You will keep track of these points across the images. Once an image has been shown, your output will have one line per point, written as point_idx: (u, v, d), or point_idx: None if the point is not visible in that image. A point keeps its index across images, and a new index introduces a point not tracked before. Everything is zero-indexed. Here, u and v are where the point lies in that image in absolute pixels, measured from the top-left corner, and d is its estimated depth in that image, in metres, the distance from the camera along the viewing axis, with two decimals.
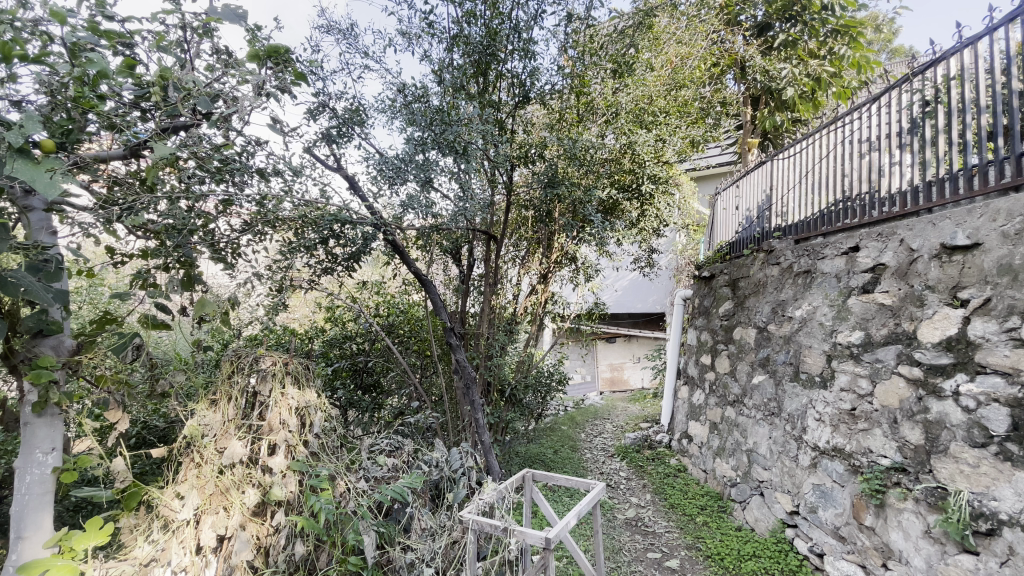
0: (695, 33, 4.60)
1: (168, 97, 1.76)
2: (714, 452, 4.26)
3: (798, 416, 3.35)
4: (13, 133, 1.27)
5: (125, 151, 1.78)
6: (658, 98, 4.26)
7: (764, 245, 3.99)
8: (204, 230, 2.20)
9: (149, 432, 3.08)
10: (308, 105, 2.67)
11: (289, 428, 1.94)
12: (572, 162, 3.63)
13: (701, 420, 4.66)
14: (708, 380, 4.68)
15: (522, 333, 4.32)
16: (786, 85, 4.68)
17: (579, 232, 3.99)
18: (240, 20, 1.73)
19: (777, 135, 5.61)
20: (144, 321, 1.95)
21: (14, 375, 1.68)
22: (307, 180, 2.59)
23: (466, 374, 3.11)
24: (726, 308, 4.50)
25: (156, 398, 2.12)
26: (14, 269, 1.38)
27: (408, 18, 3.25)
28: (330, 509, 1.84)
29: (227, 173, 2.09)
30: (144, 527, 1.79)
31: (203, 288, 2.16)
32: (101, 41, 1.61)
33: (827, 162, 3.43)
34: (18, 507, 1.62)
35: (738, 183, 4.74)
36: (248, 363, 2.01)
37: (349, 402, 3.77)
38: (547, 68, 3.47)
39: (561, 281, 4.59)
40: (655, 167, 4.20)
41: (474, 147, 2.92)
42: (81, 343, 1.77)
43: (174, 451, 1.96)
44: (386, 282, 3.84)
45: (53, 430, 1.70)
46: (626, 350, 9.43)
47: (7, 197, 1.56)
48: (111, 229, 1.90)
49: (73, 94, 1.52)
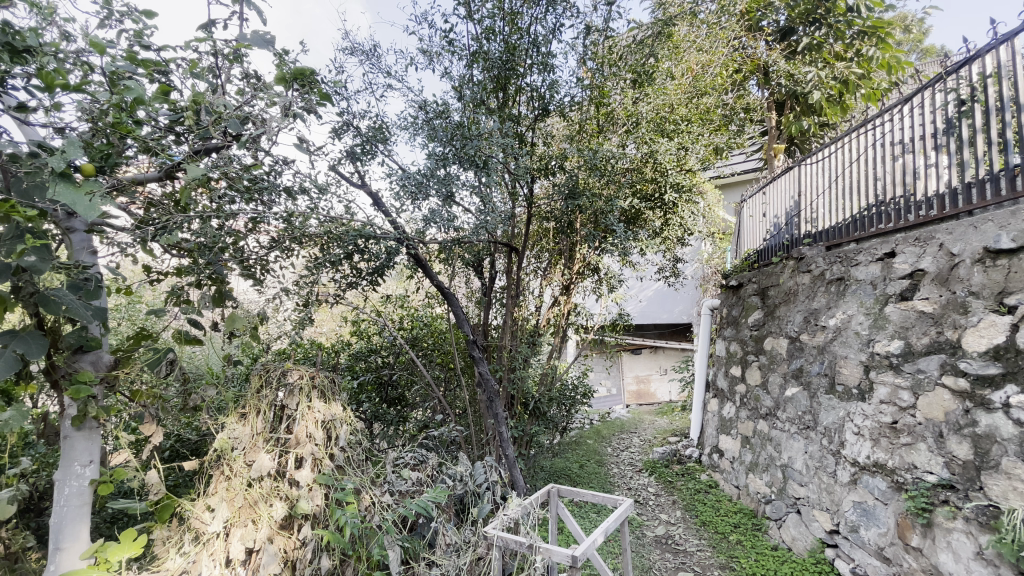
0: (716, 40, 4.49)
1: (200, 121, 1.84)
2: (748, 467, 4.12)
3: (835, 430, 3.21)
4: (56, 158, 1.32)
5: (160, 174, 1.86)
6: (680, 106, 4.20)
7: (794, 252, 3.87)
8: (234, 248, 2.27)
9: (181, 445, 3.11)
10: (333, 124, 2.77)
11: (315, 441, 1.96)
12: (592, 173, 3.59)
13: (732, 433, 4.52)
14: (739, 392, 4.54)
15: (545, 345, 4.26)
16: (812, 88, 4.62)
17: (602, 242, 3.94)
18: (268, 45, 1.81)
19: (804, 139, 5.50)
20: (177, 337, 1.99)
21: (55, 390, 1.74)
22: (332, 198, 2.60)
23: (490, 387, 3.03)
24: (755, 317, 4.38)
25: (188, 411, 2.17)
26: (57, 288, 1.44)
27: (429, 37, 3.33)
28: (355, 522, 1.85)
29: (256, 193, 2.24)
30: (176, 539, 1.84)
31: (234, 304, 2.19)
32: (138, 69, 1.70)
33: (858, 166, 3.32)
34: (57, 519, 1.67)
35: (764, 190, 4.64)
36: (276, 377, 2.04)
37: (374, 416, 3.80)
38: (567, 80, 3.48)
39: (585, 292, 4.46)
40: (678, 176, 4.18)
41: (495, 161, 2.94)
42: (118, 358, 1.83)
43: (205, 464, 2.00)
44: (410, 295, 3.90)
45: (90, 443, 1.76)
46: (652, 362, 9.29)
47: (51, 220, 1.63)
48: (147, 248, 1.99)
49: (112, 120, 1.60)
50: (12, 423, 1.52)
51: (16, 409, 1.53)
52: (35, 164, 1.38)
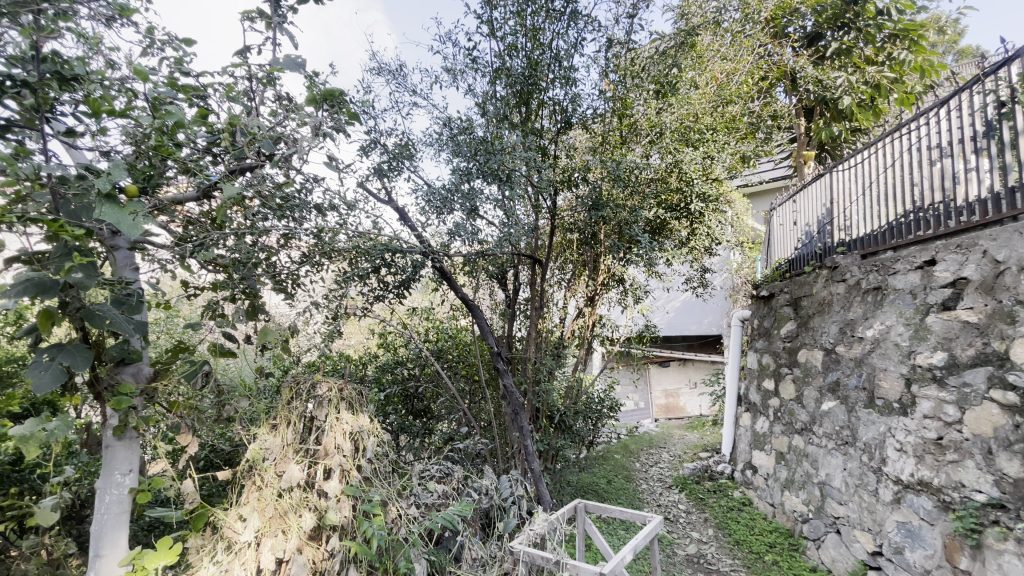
0: (741, 48, 4.37)
1: (236, 142, 1.92)
2: (783, 484, 3.97)
3: (876, 446, 3.08)
4: (102, 180, 1.40)
5: (198, 193, 1.94)
6: (704, 115, 4.17)
7: (827, 261, 3.76)
8: (267, 263, 2.34)
9: (215, 455, 3.18)
10: (360, 143, 2.84)
11: (343, 453, 1.99)
12: (616, 184, 3.58)
13: (766, 449, 4.37)
14: (772, 406, 4.40)
15: (570, 357, 4.24)
16: (841, 94, 4.52)
17: (626, 253, 3.90)
18: (299, 68, 1.94)
19: (835, 145, 5.38)
20: (213, 350, 2.05)
21: (98, 401, 1.82)
22: (361, 214, 2.66)
23: (514, 400, 3.01)
24: (788, 328, 4.26)
25: (222, 422, 2.23)
26: (102, 303, 1.51)
27: (453, 55, 3.40)
28: (382, 535, 1.86)
29: (288, 210, 2.25)
30: (210, 548, 1.88)
31: (266, 317, 2.26)
32: (178, 95, 1.80)
33: (893, 172, 3.21)
34: (97, 526, 1.74)
35: (795, 198, 4.53)
36: (305, 389, 2.08)
37: (401, 427, 3.83)
38: (589, 93, 3.47)
39: (610, 303, 4.42)
40: (704, 186, 4.14)
41: (518, 175, 2.96)
42: (157, 370, 1.91)
43: (238, 475, 2.05)
44: (435, 308, 3.94)
45: (131, 453, 1.83)
46: (681, 375, 9.10)
47: (97, 238, 1.72)
48: (185, 264, 2.08)
49: (155, 143, 1.69)
50: (57, 434, 1.57)
51: (62, 419, 1.57)
52: (83, 186, 1.47)
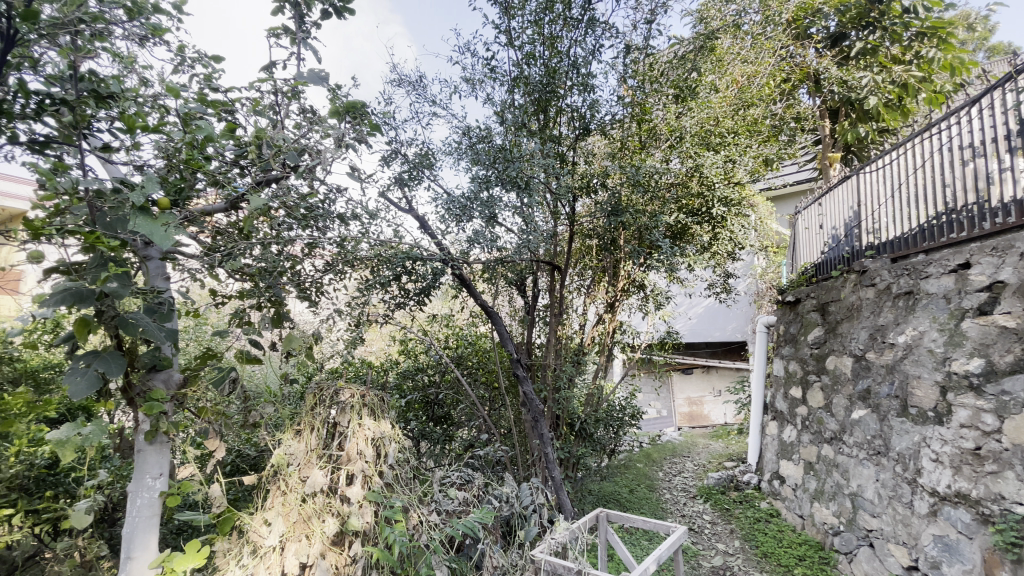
0: (762, 50, 4.34)
1: (262, 154, 1.98)
2: (812, 495, 3.85)
3: (910, 456, 2.97)
4: (137, 194, 1.46)
5: (226, 205, 2.01)
6: (725, 119, 4.13)
7: (855, 265, 3.66)
8: (292, 272, 2.39)
9: (242, 460, 3.25)
10: (382, 153, 2.89)
11: (365, 458, 2.02)
12: (636, 189, 3.55)
13: (794, 459, 4.25)
14: (800, 415, 4.28)
15: (590, 364, 4.21)
16: (867, 94, 4.40)
17: (647, 258, 3.90)
18: (323, 81, 1.99)
19: (862, 147, 5.25)
20: (240, 356, 2.11)
21: (131, 406, 1.89)
22: (382, 222, 2.70)
23: (534, 407, 3.00)
24: (816, 334, 4.15)
25: (248, 427, 2.29)
26: (135, 312, 1.56)
27: (472, 65, 3.44)
28: (403, 541, 1.86)
29: (313, 220, 2.33)
30: (236, 551, 1.91)
31: (291, 325, 2.31)
32: (208, 110, 1.87)
33: (923, 173, 3.11)
34: (129, 528, 1.80)
35: (820, 201, 4.43)
36: (329, 395, 2.12)
37: (421, 434, 3.86)
38: (607, 99, 3.45)
39: (630, 310, 4.42)
40: (727, 190, 4.10)
41: (537, 182, 2.95)
42: (187, 376, 1.97)
43: (264, 480, 2.09)
44: (454, 315, 3.97)
45: (161, 457, 1.89)
46: (705, 382, 8.94)
47: (131, 249, 1.80)
48: (214, 273, 2.14)
49: (185, 156, 1.76)
50: (92, 438, 1.61)
51: (97, 424, 1.62)
52: (119, 200, 1.54)
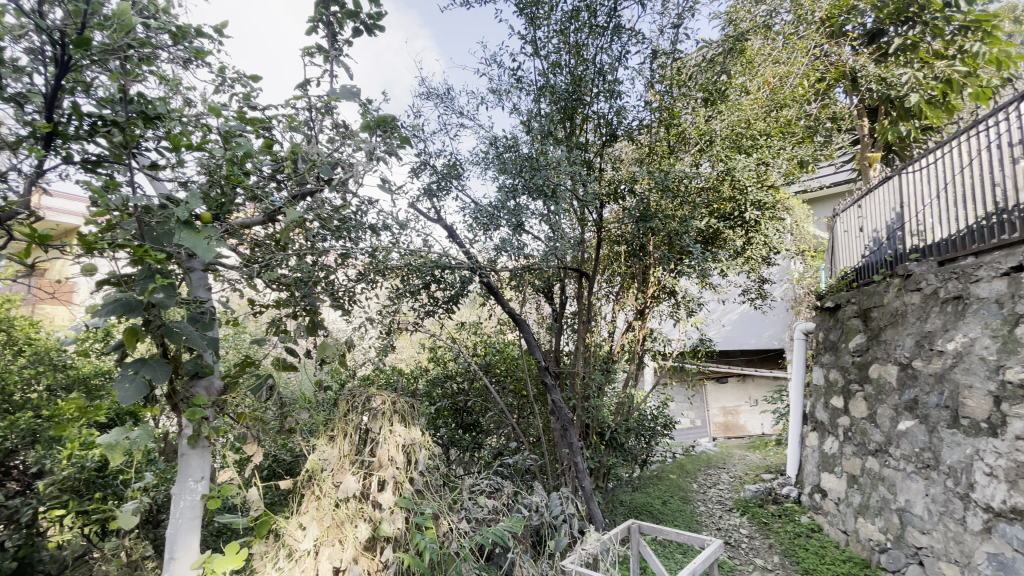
0: (794, 50, 4.21)
1: (298, 169, 2.06)
2: (856, 510, 3.69)
3: (962, 470, 2.81)
4: (181, 209, 1.53)
5: (264, 218, 2.08)
6: (757, 121, 4.03)
7: (899, 269, 3.51)
8: (326, 281, 2.45)
9: (278, 465, 3.34)
10: (411, 165, 2.97)
11: (396, 465, 2.05)
12: (665, 195, 3.49)
13: (836, 472, 4.07)
14: (842, 425, 4.10)
15: (620, 373, 4.16)
16: (908, 91, 4.24)
17: (677, 265, 3.77)
18: (354, 97, 2.06)
19: (904, 146, 5.06)
20: (276, 364, 2.18)
21: (175, 412, 1.98)
22: (412, 232, 2.76)
23: (563, 416, 2.98)
24: (858, 341, 3.98)
25: (284, 433, 2.35)
26: (180, 321, 1.64)
27: (499, 76, 3.47)
28: (434, 548, 1.88)
29: (346, 231, 2.39)
30: (273, 554, 1.95)
31: (325, 332, 2.37)
32: (247, 127, 1.96)
33: (969, 172, 2.97)
34: (172, 530, 1.88)
35: (860, 203, 4.27)
36: (361, 402, 2.16)
37: (451, 441, 3.87)
38: (635, 105, 3.42)
39: (661, 317, 4.36)
40: (760, 193, 3.97)
41: (564, 189, 2.99)
42: (227, 383, 2.05)
43: (298, 484, 2.14)
44: (482, 322, 3.99)
45: (203, 461, 1.96)
46: (740, 392, 8.71)
47: (176, 261, 1.89)
48: (252, 283, 2.23)
49: (226, 172, 1.85)
50: (139, 442, 1.69)
51: (143, 429, 1.70)
52: (165, 215, 1.62)
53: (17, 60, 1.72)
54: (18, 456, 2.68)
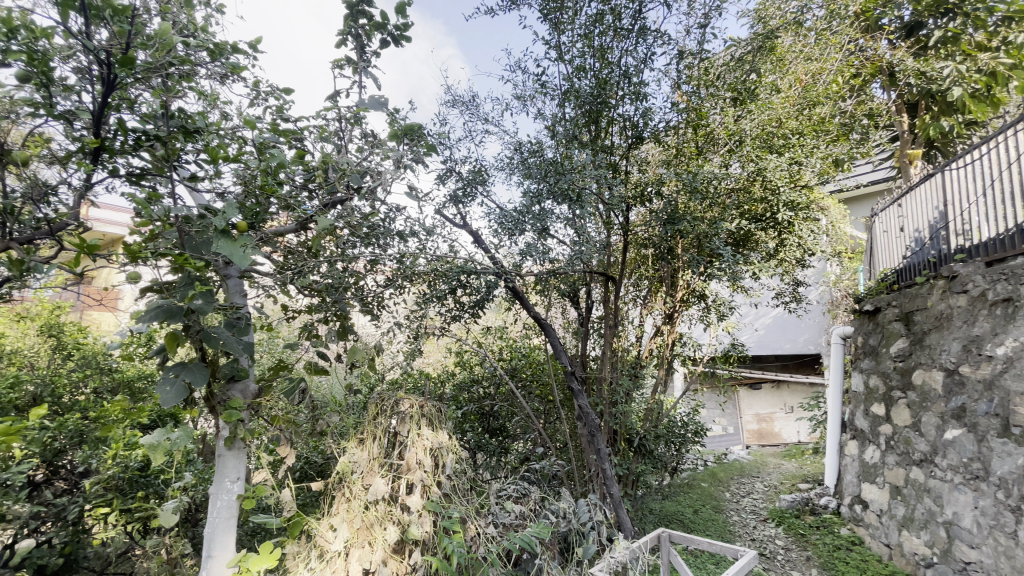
0: (827, 46, 4.02)
1: (329, 178, 2.13)
2: (900, 522, 3.52)
3: (1013, 481, 2.67)
4: (219, 218, 1.60)
5: (296, 225, 2.14)
6: (789, 120, 3.93)
7: (943, 270, 3.35)
8: (356, 287, 2.48)
9: (310, 467, 3.41)
10: (437, 172, 3.03)
11: (424, 468, 2.07)
12: (693, 197, 3.42)
13: (878, 482, 3.90)
14: (884, 434, 3.93)
15: (648, 378, 4.11)
16: (950, 85, 4.07)
17: (707, 267, 3.74)
18: (382, 106, 2.13)
19: (946, 141, 4.87)
20: (309, 367, 2.23)
21: (212, 414, 2.04)
22: (438, 238, 2.79)
23: (591, 421, 2.95)
24: (899, 346, 3.82)
25: (316, 435, 2.40)
26: (217, 326, 1.70)
27: (523, 82, 3.49)
28: (462, 552, 1.88)
29: (374, 238, 2.41)
30: (304, 555, 1.98)
31: (355, 337, 2.41)
32: (280, 139, 2.02)
33: (1017, 168, 2.82)
34: (210, 529, 1.94)
35: (900, 202, 4.11)
36: (389, 405, 2.19)
37: (478, 445, 3.87)
38: (661, 106, 3.37)
39: (691, 321, 4.32)
40: (793, 194, 3.86)
41: (589, 193, 2.90)
42: (262, 387, 2.11)
43: (329, 486, 2.18)
44: (508, 327, 3.99)
45: (239, 462, 2.03)
46: (775, 398, 8.45)
47: (214, 269, 1.96)
48: (285, 289, 2.29)
49: (261, 182, 1.91)
50: (179, 443, 1.75)
51: (183, 430, 1.76)
52: (203, 224, 1.69)
53: (65, 79, 1.76)
54: (66, 455, 2.81)
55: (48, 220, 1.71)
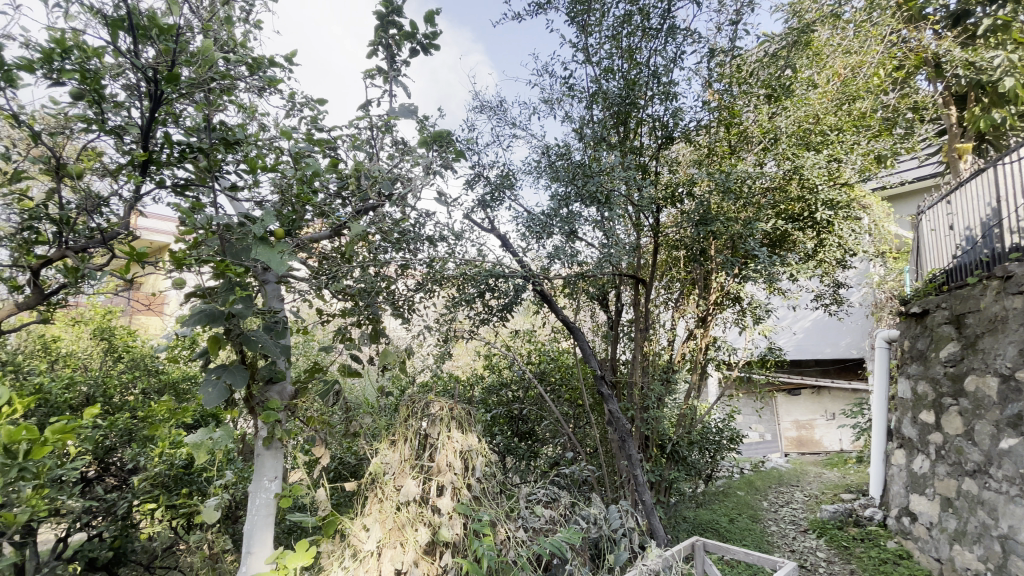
0: (868, 39, 3.86)
1: (362, 186, 2.16)
2: (951, 536, 3.34)
3: None
4: (258, 226, 1.66)
5: (330, 232, 2.19)
6: (827, 115, 3.82)
7: (997, 269, 3.17)
8: (388, 291, 2.53)
9: (343, 467, 3.48)
10: (466, 177, 3.08)
11: (454, 470, 2.09)
12: (727, 197, 3.33)
13: (927, 494, 3.71)
14: (933, 443, 3.73)
15: (681, 383, 4.04)
16: (1002, 75, 3.86)
17: (742, 269, 3.62)
18: (412, 115, 2.15)
19: (999, 134, 4.62)
20: (342, 370, 2.28)
21: (252, 415, 2.12)
22: (467, 242, 2.85)
23: (621, 426, 2.91)
24: (950, 351, 3.62)
25: (349, 436, 2.45)
26: (256, 330, 1.77)
27: (551, 86, 3.50)
28: (492, 555, 1.89)
29: (405, 243, 2.51)
30: (338, 554, 2.02)
31: (386, 340, 2.45)
32: (315, 148, 2.11)
33: None
34: (249, 526, 2.01)
35: (948, 199, 3.91)
36: (420, 408, 2.23)
37: (507, 449, 3.87)
38: (691, 106, 3.33)
39: (725, 324, 4.18)
40: (831, 191, 3.75)
41: (618, 196, 2.89)
42: (298, 388, 2.17)
43: (362, 487, 2.22)
44: (537, 330, 4.00)
45: (276, 462, 2.09)
46: (815, 404, 8.15)
47: (253, 274, 2.04)
48: (320, 294, 2.36)
49: (297, 191, 1.98)
50: (220, 442, 1.82)
51: (224, 430, 1.83)
52: (244, 232, 1.76)
53: (116, 96, 1.89)
54: (116, 453, 2.96)
55: (101, 230, 1.81)
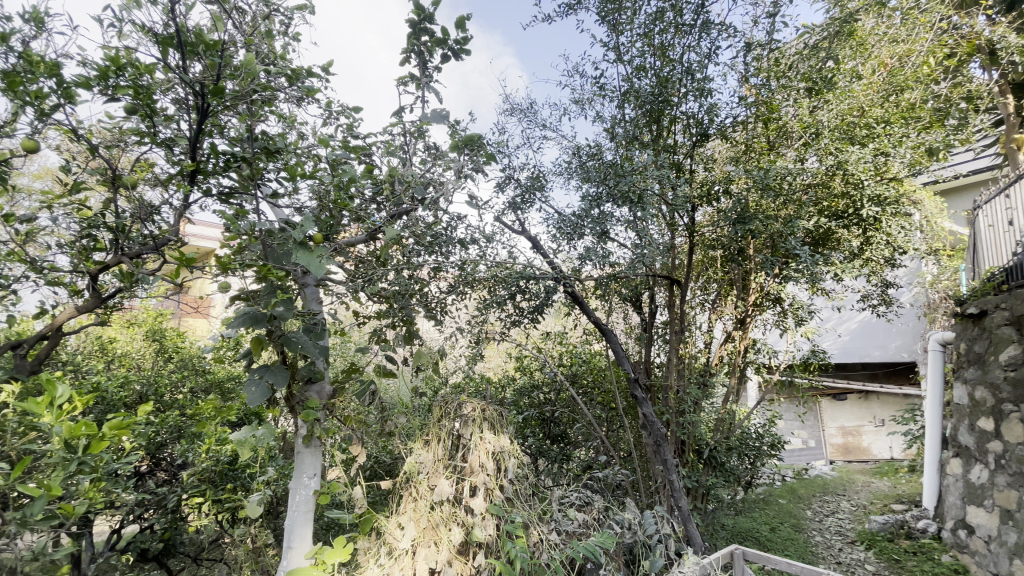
0: (916, 27, 3.69)
1: (396, 191, 2.21)
2: (1012, 551, 3.13)
3: None
4: (297, 231, 1.71)
5: (366, 236, 2.23)
6: (872, 108, 3.62)
7: None
8: (421, 293, 2.58)
9: (378, 466, 3.56)
10: (496, 180, 3.09)
11: (487, 471, 2.10)
12: (766, 194, 3.22)
13: (986, 506, 3.48)
14: (992, 451, 3.51)
15: (719, 386, 3.94)
16: None
17: (782, 269, 3.50)
18: (443, 120, 2.21)
19: None
20: (378, 370, 2.33)
21: (292, 413, 2.19)
22: (498, 245, 2.87)
23: (656, 431, 2.86)
24: (1011, 354, 3.40)
25: (385, 436, 2.50)
26: (296, 331, 1.82)
27: (581, 86, 3.52)
28: (524, 556, 1.89)
29: (437, 246, 2.55)
30: (374, 551, 2.06)
31: (420, 341, 2.49)
32: (350, 154, 2.16)
33: None
34: (290, 521, 2.08)
35: (1007, 192, 3.67)
36: (453, 408, 2.25)
37: (539, 451, 3.86)
38: (728, 101, 3.25)
39: (765, 326, 4.06)
40: (878, 187, 3.57)
41: (651, 194, 2.80)
42: (336, 389, 2.23)
43: (398, 486, 2.26)
44: (568, 332, 3.98)
45: (315, 459, 2.16)
46: (862, 410, 7.78)
47: (292, 278, 2.11)
48: (356, 297, 2.42)
49: (335, 198, 2.05)
50: (263, 439, 1.89)
51: (267, 428, 1.90)
52: (284, 237, 1.81)
53: (166, 109, 2.00)
54: (167, 449, 3.11)
55: (153, 237, 1.92)
